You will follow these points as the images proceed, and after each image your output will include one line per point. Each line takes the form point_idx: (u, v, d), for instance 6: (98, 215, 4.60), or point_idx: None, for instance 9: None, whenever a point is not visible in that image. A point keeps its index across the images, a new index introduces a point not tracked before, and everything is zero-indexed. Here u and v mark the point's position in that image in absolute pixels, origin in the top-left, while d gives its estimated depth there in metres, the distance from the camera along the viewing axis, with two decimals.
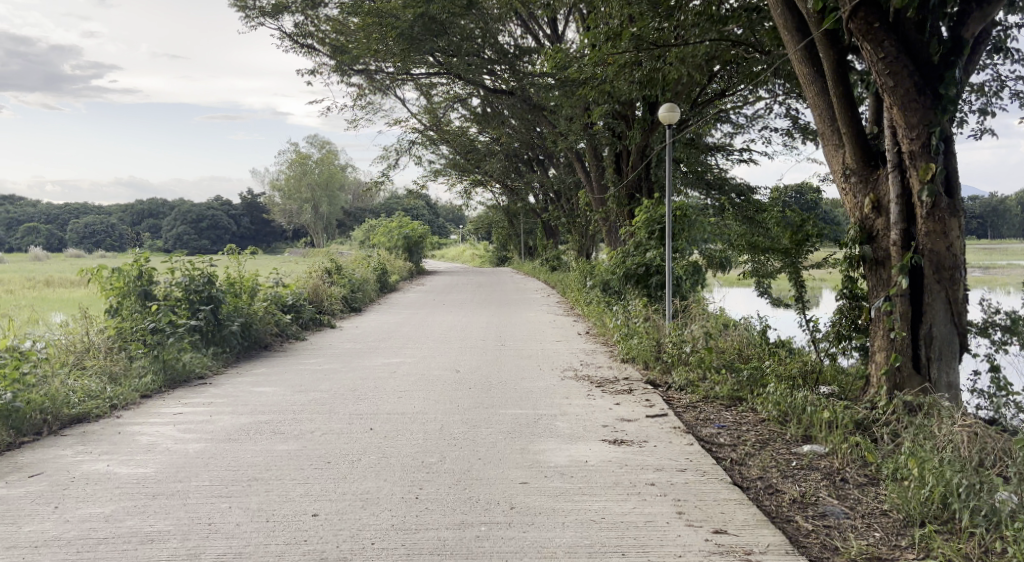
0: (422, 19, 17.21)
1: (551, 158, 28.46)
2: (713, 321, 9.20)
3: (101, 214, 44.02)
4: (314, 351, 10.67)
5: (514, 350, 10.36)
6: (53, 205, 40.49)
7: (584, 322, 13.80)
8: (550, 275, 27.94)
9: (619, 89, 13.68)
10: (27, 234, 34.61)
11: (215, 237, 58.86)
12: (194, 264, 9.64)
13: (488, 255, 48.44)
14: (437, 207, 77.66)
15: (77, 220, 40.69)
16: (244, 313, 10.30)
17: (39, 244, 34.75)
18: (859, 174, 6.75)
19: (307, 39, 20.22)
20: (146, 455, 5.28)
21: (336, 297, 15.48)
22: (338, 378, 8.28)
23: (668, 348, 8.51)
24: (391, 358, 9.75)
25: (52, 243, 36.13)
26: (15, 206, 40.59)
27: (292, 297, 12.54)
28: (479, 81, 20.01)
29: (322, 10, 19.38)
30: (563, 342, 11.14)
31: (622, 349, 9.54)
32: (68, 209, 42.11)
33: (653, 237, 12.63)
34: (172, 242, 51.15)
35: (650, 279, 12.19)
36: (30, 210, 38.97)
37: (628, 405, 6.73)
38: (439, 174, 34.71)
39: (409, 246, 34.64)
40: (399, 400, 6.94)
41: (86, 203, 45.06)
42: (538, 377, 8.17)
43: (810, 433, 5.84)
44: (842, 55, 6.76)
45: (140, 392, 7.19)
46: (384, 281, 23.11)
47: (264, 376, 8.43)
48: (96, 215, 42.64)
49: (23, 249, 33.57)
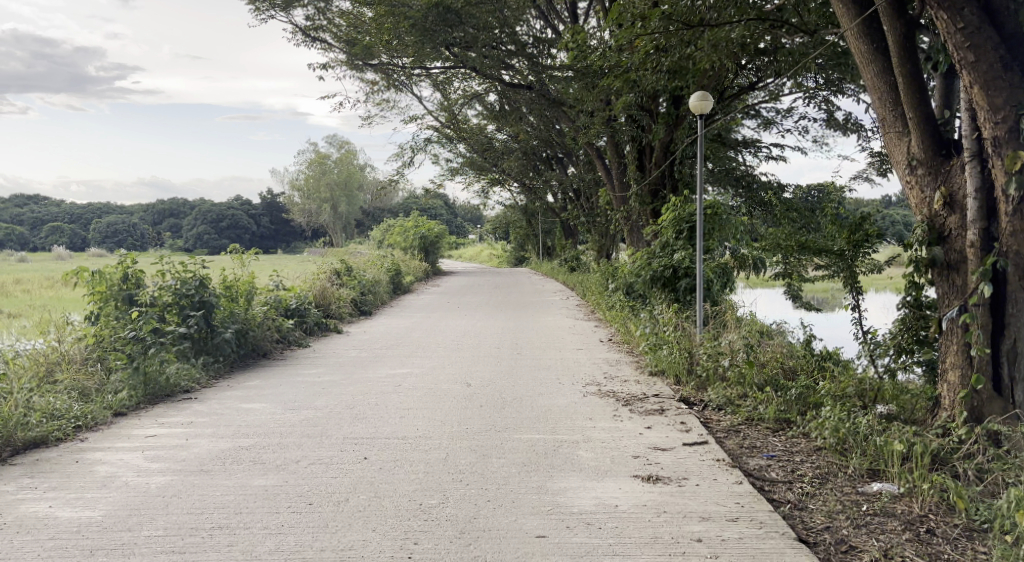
0: (437, 9, 16.41)
1: (571, 156, 27.65)
2: (751, 331, 8.35)
3: (122, 214, 43.93)
4: (316, 359, 9.92)
5: (531, 359, 9.56)
6: (75, 206, 40.50)
7: (607, 328, 12.97)
8: (569, 276, 27.13)
9: (645, 78, 12.85)
10: (50, 234, 34.53)
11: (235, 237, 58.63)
12: (185, 266, 8.94)
13: (506, 255, 47.69)
14: (456, 207, 77.09)
15: (99, 220, 40.63)
16: (241, 318, 9.58)
17: (62, 244, 34.52)
18: (927, 165, 5.88)
19: (319, 33, 19.57)
20: (100, 490, 4.54)
21: (345, 300, 14.76)
22: (337, 392, 7.53)
23: (702, 361, 7.71)
24: (398, 368, 8.99)
25: (75, 243, 36.08)
26: (37, 207, 40.64)
27: (295, 301, 11.82)
28: (496, 76, 19.24)
29: (334, 3, 18.72)
30: (585, 350, 10.31)
31: (649, 360, 8.72)
32: (90, 209, 42.08)
33: (681, 237, 11.78)
34: (192, 241, 51.00)
35: (678, 282, 11.36)
36: (53, 210, 38.99)
37: (662, 429, 5.90)
38: (456, 173, 33.99)
39: (425, 246, 34.02)
40: (401, 422, 6.16)
41: (108, 204, 45.07)
42: (557, 393, 7.37)
43: (878, 467, 4.97)
44: (909, 29, 5.91)
45: (113, 409, 6.46)
46: (397, 282, 22.43)
47: (257, 390, 7.68)
48: (115, 214, 42.39)
49: (47, 249, 33.46)
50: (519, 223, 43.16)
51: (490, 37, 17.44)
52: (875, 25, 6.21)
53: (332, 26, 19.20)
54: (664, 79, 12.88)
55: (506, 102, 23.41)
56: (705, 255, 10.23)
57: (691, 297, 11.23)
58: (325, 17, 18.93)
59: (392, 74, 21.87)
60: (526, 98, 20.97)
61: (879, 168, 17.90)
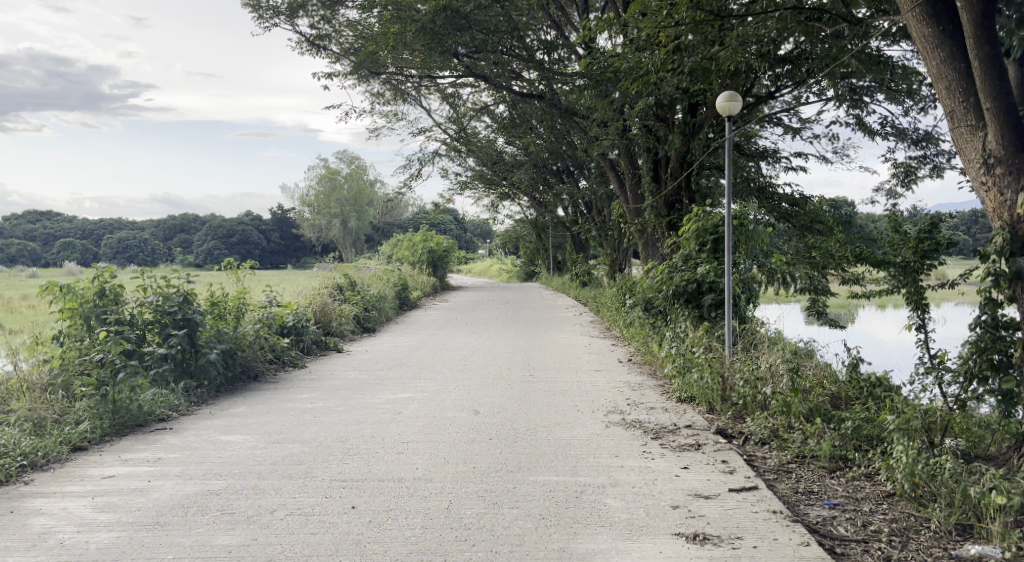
0: (444, 12, 15.70)
1: (583, 168, 26.94)
2: (790, 354, 7.51)
3: (133, 229, 43.62)
4: (311, 382, 9.12)
5: (546, 383, 8.74)
6: (87, 222, 40.20)
7: (625, 348, 12.12)
8: (581, 291, 26.34)
9: (666, 80, 12.10)
10: (61, 249, 34.13)
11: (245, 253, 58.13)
12: (168, 280, 8.19)
13: (515, 269, 46.98)
14: (465, 222, 76.66)
15: (111, 236, 40.27)
16: (230, 337, 8.83)
17: (73, 260, 34.18)
18: (1007, 164, 5.05)
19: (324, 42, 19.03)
20: (29, 552, 3.78)
21: (347, 317, 14.00)
22: (329, 421, 6.74)
23: (739, 388, 6.89)
24: (398, 393, 8.19)
25: (87, 258, 35.65)
26: (49, 221, 40.37)
27: (292, 318, 11.08)
28: (506, 84, 18.55)
29: (341, 11, 18.18)
30: (604, 372, 9.48)
31: (676, 386, 7.87)
32: (103, 226, 41.81)
33: (704, 250, 10.95)
34: (202, 257, 50.62)
35: (702, 299, 10.56)
36: (65, 226, 38.70)
37: (702, 470, 5.08)
38: (466, 187, 33.35)
39: (434, 260, 33.33)
40: (398, 460, 5.36)
41: (118, 220, 44.79)
42: (576, 423, 6.55)
43: (970, 523, 4.13)
44: (986, 7, 5.12)
45: (71, 444, 5.70)
46: (403, 297, 21.71)
47: (240, 419, 6.89)
48: (124, 229, 42.00)
49: (59, 264, 33.06)
50: (529, 237, 42.47)
51: (501, 41, 16.71)
52: (940, 5, 5.43)
53: (337, 34, 18.56)
54: (686, 81, 12.12)
55: (516, 113, 22.77)
56: (733, 269, 9.42)
57: (716, 314, 10.43)
58: (330, 25, 18.29)
59: (399, 85, 21.25)
60: (538, 107, 20.27)
61: (904, 180, 17.09)
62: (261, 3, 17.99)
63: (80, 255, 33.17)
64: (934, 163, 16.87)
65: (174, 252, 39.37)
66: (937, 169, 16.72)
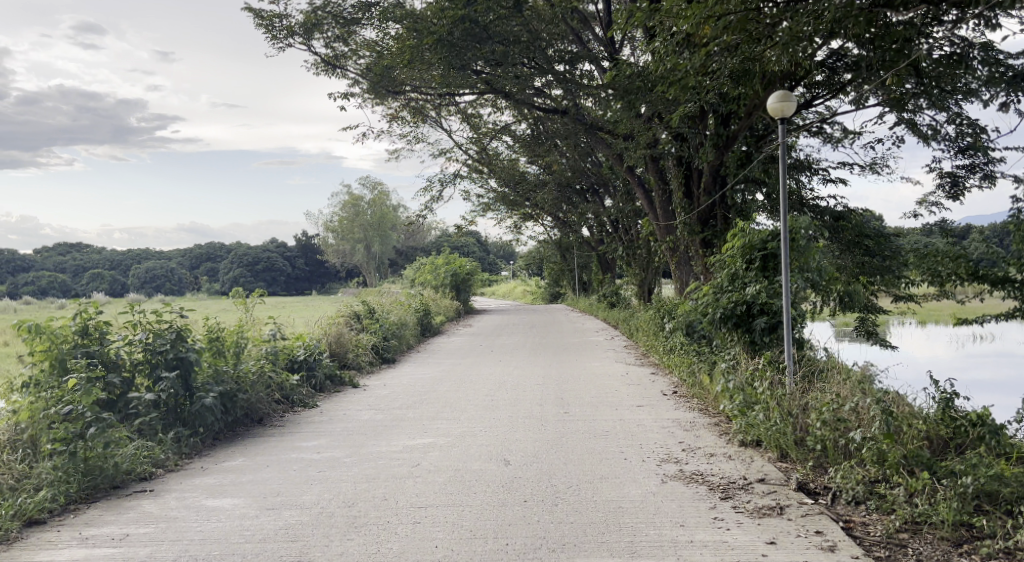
0: (462, 23, 14.95)
1: (608, 187, 26.00)
2: (869, 389, 6.46)
3: (161, 259, 43.49)
4: (321, 425, 8.18)
5: (583, 423, 7.74)
6: (116, 253, 40.06)
7: (665, 378, 11.05)
8: (610, 313, 25.32)
9: (703, 84, 11.24)
10: (91, 280, 33.90)
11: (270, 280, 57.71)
12: (159, 315, 7.33)
13: (539, 291, 46.00)
14: (487, 245, 75.92)
15: (140, 265, 40.06)
16: (230, 378, 7.93)
17: (101, 291, 33.88)
18: None
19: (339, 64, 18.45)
20: None
21: (364, 349, 13.10)
22: (337, 479, 5.78)
23: (814, 430, 5.87)
24: (418, 438, 7.21)
25: (116, 289, 35.34)
26: (77, 254, 40.32)
27: (303, 352, 10.21)
28: (528, 100, 17.71)
29: (358, 32, 17.55)
30: (648, 409, 8.46)
31: (737, 428, 6.82)
32: (131, 255, 41.67)
33: (752, 268, 9.85)
34: (229, 284, 50.32)
35: (753, 322, 9.51)
36: (93, 257, 38.57)
37: (797, 549, 4.06)
38: (489, 209, 32.59)
39: (457, 284, 32.50)
40: (416, 536, 4.38)
41: (145, 250, 44.65)
42: (626, 478, 5.54)
43: None
44: None
45: (25, 518, 4.80)
46: (425, 323, 20.82)
47: (234, 476, 5.95)
48: (151, 259, 41.82)
49: (87, 295, 32.69)
50: (553, 258, 41.49)
51: (524, 51, 15.86)
52: None
53: (353, 55, 17.89)
54: (725, 86, 11.28)
55: (539, 129, 21.93)
56: (791, 287, 8.32)
57: (770, 339, 9.37)
58: (345, 45, 17.63)
59: (418, 104, 20.55)
60: (562, 123, 19.41)
61: (952, 190, 15.99)
62: (274, 24, 17.52)
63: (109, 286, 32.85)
64: (984, 171, 15.71)
65: (200, 282, 39.06)
66: (988, 177, 15.58)
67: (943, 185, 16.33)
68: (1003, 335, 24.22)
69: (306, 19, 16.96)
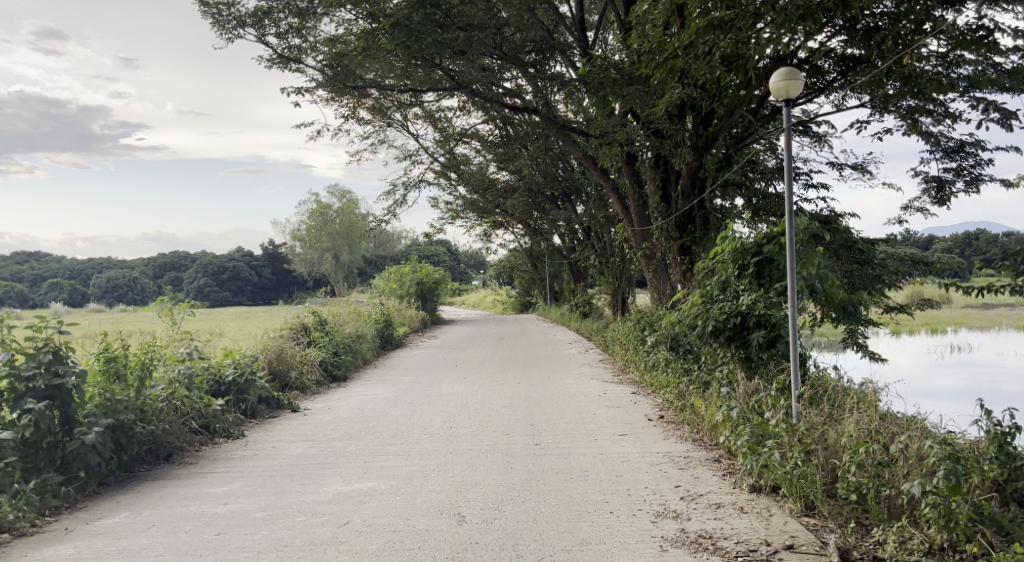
0: (423, 8, 13.66)
1: (579, 193, 24.91)
2: (902, 427, 5.23)
3: (120, 268, 41.25)
4: (240, 463, 6.79)
5: (556, 459, 6.45)
6: (73, 261, 37.81)
7: (648, 399, 9.79)
8: (582, 324, 24.16)
9: (690, 70, 10.08)
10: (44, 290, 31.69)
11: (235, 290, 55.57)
12: (35, 331, 5.86)
13: (509, 300, 44.81)
14: (456, 253, 74.62)
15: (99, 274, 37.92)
16: (128, 405, 6.50)
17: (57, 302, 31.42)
18: None
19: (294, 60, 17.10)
20: None
21: (311, 365, 11.69)
22: (237, 547, 4.43)
23: (846, 476, 4.67)
24: (355, 483, 5.86)
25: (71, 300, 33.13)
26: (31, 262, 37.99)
27: (231, 373, 8.79)
28: (495, 96, 16.47)
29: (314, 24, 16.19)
30: (632, 439, 7.19)
31: (744, 470, 5.59)
32: (93, 263, 39.55)
33: (745, 275, 8.63)
34: (193, 294, 48.31)
35: (749, 336, 8.25)
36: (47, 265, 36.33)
37: None
38: (458, 216, 31.32)
39: (422, 293, 31.11)
40: None
41: (107, 259, 42.45)
42: (614, 547, 4.26)
43: None
44: None
45: None
46: (387, 334, 19.44)
47: (102, 543, 4.56)
48: (113, 264, 39.87)
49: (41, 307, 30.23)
50: (524, 268, 40.31)
51: (490, 39, 14.58)
52: None
53: (310, 48, 16.50)
54: (714, 73, 10.16)
55: (507, 130, 20.74)
56: (797, 297, 7.04)
57: (767, 357, 8.15)
58: (301, 37, 16.22)
59: (380, 103, 19.22)
60: (532, 123, 18.22)
61: (937, 196, 14.85)
62: (223, 13, 16.08)
63: (66, 296, 30.87)
64: (971, 175, 14.43)
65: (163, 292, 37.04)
66: (975, 182, 14.33)
67: (929, 191, 15.18)
68: (982, 346, 23.45)
69: (255, 7, 15.57)
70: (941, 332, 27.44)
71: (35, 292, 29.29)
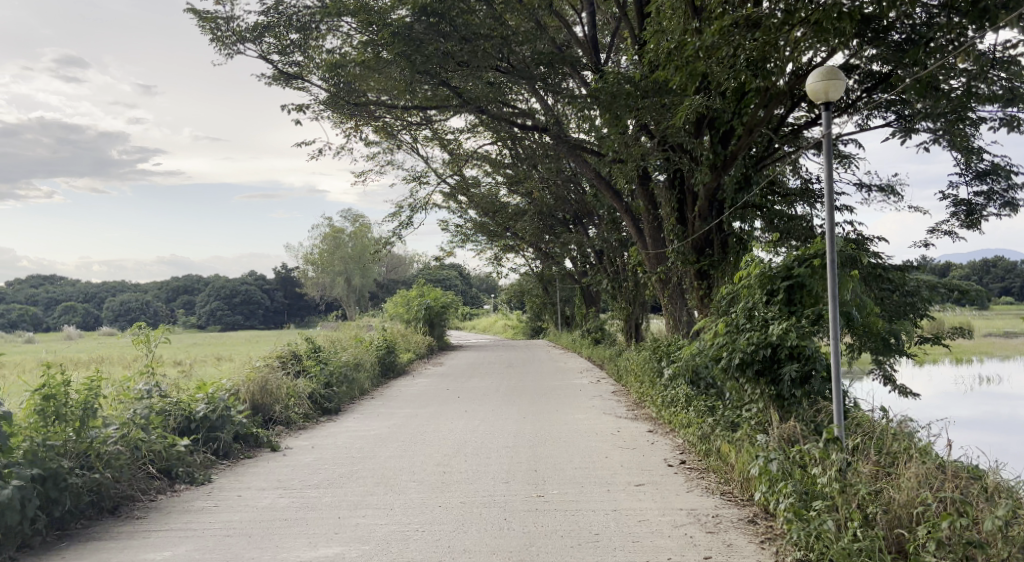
0: (425, 16, 12.89)
1: (591, 216, 24.06)
2: (978, 493, 4.29)
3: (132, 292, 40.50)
4: (197, 517, 5.89)
5: (563, 516, 5.54)
6: None
7: (666, 439, 8.82)
8: (594, 351, 23.23)
9: (713, 76, 9.18)
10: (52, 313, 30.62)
11: (248, 313, 54.85)
12: None
13: (520, 325, 43.94)
14: (468, 276, 73.94)
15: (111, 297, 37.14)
16: (62, 450, 5.57)
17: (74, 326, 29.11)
18: None
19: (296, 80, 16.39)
20: None
21: (298, 399, 10.79)
22: None
23: (921, 556, 3.82)
24: (324, 548, 4.96)
25: None
26: None
27: (202, 410, 7.84)
28: (502, 113, 15.62)
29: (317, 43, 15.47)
30: (650, 490, 6.24)
31: (788, 538, 4.67)
32: None
33: (775, 302, 7.68)
34: (206, 318, 47.62)
35: (780, 371, 7.27)
36: None
37: None
38: (468, 239, 30.49)
39: (431, 317, 30.22)
40: None
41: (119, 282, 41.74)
42: None
43: None
44: None
45: None
46: (389, 362, 18.54)
47: None
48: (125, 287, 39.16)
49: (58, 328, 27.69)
50: (535, 292, 39.39)
51: (496, 51, 13.71)
52: None
53: (312, 66, 15.78)
54: (740, 81, 9.23)
55: (516, 151, 19.91)
56: (840, 328, 6.09)
57: (801, 395, 7.17)
58: (304, 54, 15.44)
59: (386, 123, 18.45)
60: (542, 142, 17.39)
61: (966, 220, 13.73)
62: (222, 30, 15.40)
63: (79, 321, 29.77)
64: (1004, 199, 13.32)
65: (178, 314, 36.32)
66: (1008, 207, 13.25)
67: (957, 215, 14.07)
68: (1013, 377, 22.28)
69: (255, 22, 14.87)
70: (966, 361, 26.23)
71: (50, 315, 27.99)
